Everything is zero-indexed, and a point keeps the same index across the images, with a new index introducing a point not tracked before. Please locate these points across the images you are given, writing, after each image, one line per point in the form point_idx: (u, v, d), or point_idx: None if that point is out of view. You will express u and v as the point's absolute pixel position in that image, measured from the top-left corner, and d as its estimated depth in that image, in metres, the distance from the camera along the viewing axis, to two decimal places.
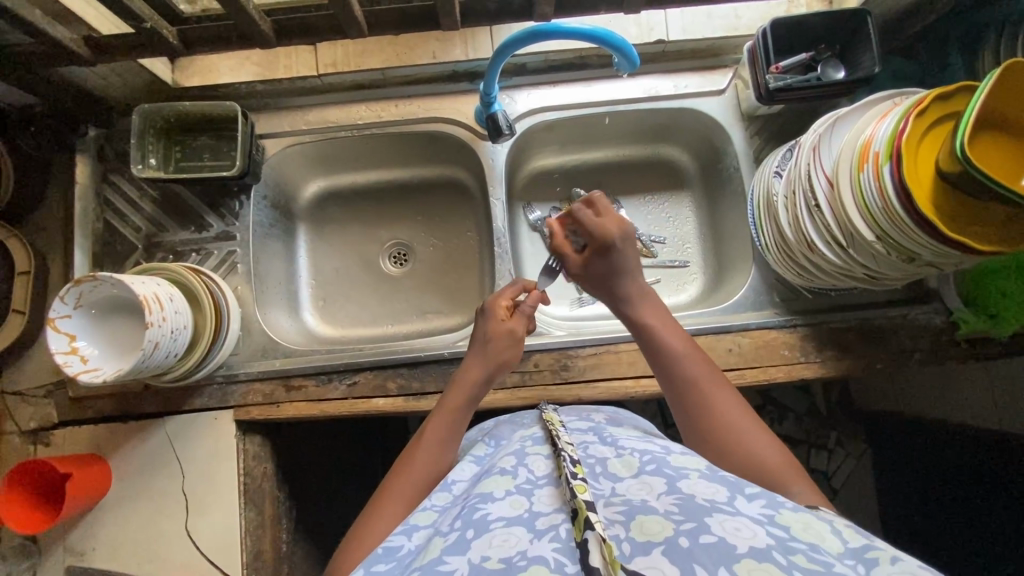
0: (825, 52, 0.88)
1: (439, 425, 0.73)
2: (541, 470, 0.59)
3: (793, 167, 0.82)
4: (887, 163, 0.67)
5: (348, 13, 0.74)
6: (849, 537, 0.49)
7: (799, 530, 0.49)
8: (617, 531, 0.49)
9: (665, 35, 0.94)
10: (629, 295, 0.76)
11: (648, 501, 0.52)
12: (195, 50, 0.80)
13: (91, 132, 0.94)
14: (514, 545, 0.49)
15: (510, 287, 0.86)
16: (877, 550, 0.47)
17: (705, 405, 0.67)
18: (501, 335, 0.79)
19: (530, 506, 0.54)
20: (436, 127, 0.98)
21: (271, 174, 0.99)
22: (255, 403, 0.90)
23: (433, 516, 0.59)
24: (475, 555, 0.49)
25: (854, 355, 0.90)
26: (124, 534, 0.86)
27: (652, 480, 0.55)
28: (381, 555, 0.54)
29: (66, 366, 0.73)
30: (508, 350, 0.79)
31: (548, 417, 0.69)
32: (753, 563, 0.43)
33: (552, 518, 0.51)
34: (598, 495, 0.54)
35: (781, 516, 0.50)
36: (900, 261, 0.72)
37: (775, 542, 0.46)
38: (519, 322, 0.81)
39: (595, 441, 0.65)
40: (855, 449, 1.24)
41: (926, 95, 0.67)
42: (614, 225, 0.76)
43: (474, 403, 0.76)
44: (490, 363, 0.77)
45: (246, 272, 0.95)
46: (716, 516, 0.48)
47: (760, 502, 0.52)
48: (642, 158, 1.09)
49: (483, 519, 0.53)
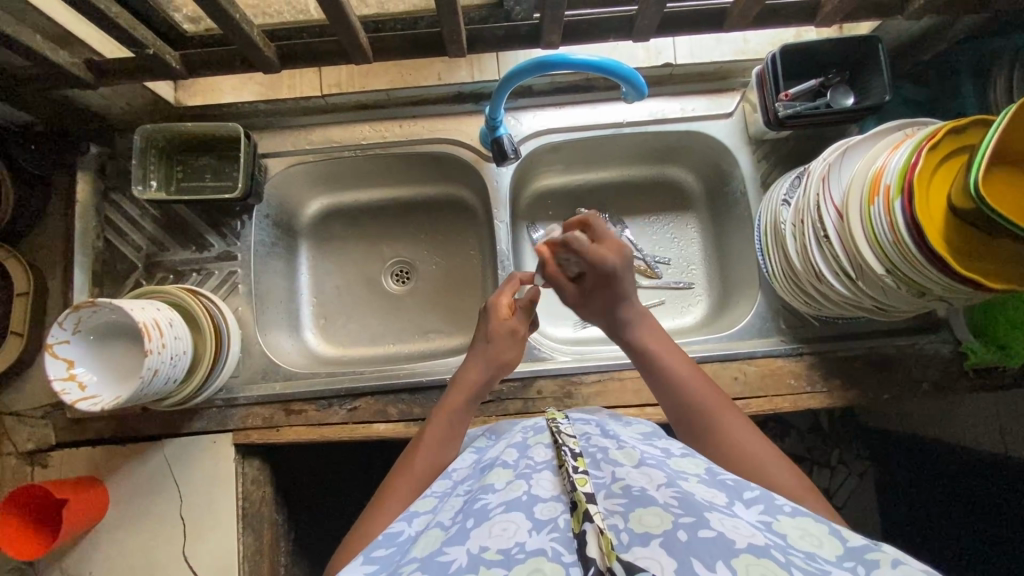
0: (835, 77, 0.87)
1: (441, 422, 0.73)
2: (542, 457, 0.58)
3: (801, 196, 0.81)
4: (898, 198, 0.66)
5: (354, 41, 0.74)
6: (848, 535, 0.48)
7: (798, 538, 0.48)
8: (616, 522, 0.47)
9: (672, 58, 0.94)
10: (629, 320, 0.74)
11: (647, 489, 0.50)
12: (197, 74, 0.80)
13: (92, 149, 0.93)
14: (512, 536, 0.48)
15: (509, 283, 0.83)
16: (878, 551, 0.46)
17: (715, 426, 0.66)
18: (502, 335, 0.77)
19: (529, 489, 0.53)
20: (441, 148, 0.97)
21: (273, 194, 0.98)
22: (254, 427, 0.89)
23: (433, 503, 0.59)
24: (475, 545, 0.48)
25: (861, 386, 0.89)
26: (120, 559, 0.85)
27: (653, 471, 0.53)
28: (381, 541, 0.54)
29: (63, 393, 0.72)
30: (510, 350, 0.78)
31: (552, 411, 0.68)
32: (751, 559, 0.42)
33: (551, 509, 0.50)
34: (599, 485, 0.52)
35: (779, 522, 0.50)
36: (909, 295, 0.72)
37: (773, 543, 0.45)
38: (523, 321, 0.79)
39: (597, 433, 0.64)
40: (857, 467, 1.20)
41: (939, 128, 0.66)
42: (613, 251, 0.73)
43: (477, 401, 0.76)
44: (492, 364, 0.76)
45: (247, 292, 0.94)
46: (714, 513, 0.47)
47: (758, 508, 0.51)
48: (648, 178, 1.08)
49: (483, 509, 0.52)
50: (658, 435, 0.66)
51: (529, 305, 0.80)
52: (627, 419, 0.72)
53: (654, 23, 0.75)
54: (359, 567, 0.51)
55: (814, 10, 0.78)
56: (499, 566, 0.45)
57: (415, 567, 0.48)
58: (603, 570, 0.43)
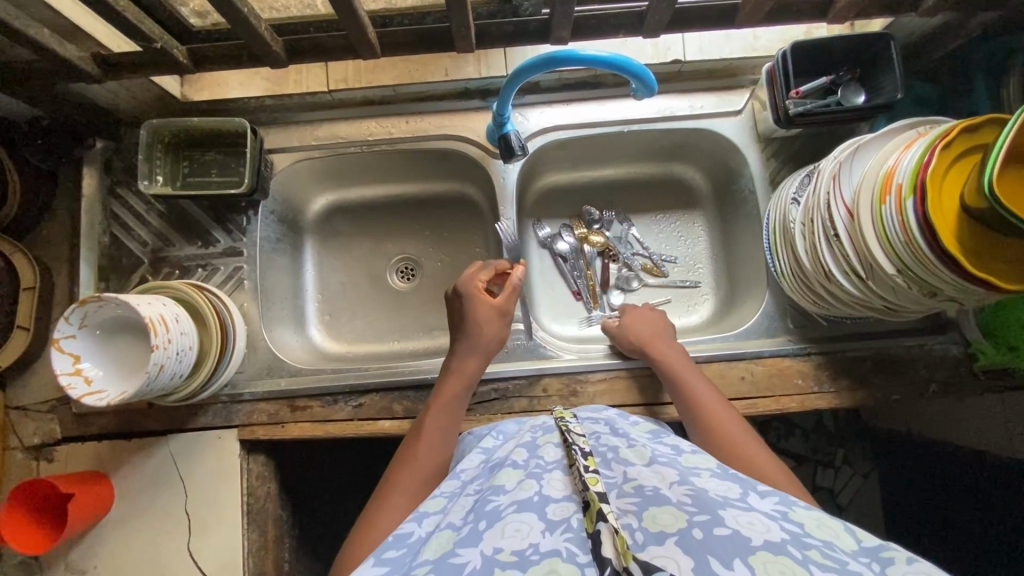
0: (846, 74, 0.86)
1: (439, 416, 0.76)
2: (552, 457, 0.58)
3: (811, 195, 0.81)
4: (910, 198, 0.65)
5: (361, 35, 0.73)
6: (863, 535, 0.47)
7: (814, 528, 0.47)
8: (630, 521, 0.47)
9: (681, 55, 0.93)
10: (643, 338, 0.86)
11: (660, 488, 0.50)
12: (204, 68, 0.79)
13: (99, 144, 0.94)
14: (526, 537, 0.48)
15: (482, 268, 0.85)
16: (893, 549, 0.45)
17: (708, 415, 0.74)
18: (489, 319, 0.82)
19: (540, 489, 0.53)
20: (448, 145, 0.97)
21: (279, 190, 0.98)
22: (259, 423, 0.89)
23: (443, 503, 0.59)
24: (488, 546, 0.47)
25: (869, 386, 0.88)
26: (124, 555, 0.85)
27: (664, 470, 0.53)
28: (392, 542, 0.54)
29: (70, 388, 0.72)
30: (494, 334, 0.82)
31: (560, 411, 0.68)
32: (768, 556, 0.42)
33: (563, 509, 0.50)
34: (610, 485, 0.52)
35: (794, 513, 0.49)
36: (920, 295, 0.71)
37: (789, 537, 0.45)
38: (508, 296, 0.83)
39: (606, 432, 0.63)
40: (862, 467, 1.19)
41: (953, 126, 0.65)
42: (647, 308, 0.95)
43: (469, 392, 0.80)
44: (482, 350, 0.81)
45: (253, 288, 0.94)
46: (729, 510, 0.47)
47: (773, 499, 0.51)
48: (655, 177, 1.08)
49: (495, 510, 0.52)
50: (667, 433, 0.66)
51: (516, 280, 0.83)
52: (634, 416, 0.72)
53: (665, 19, 0.74)
54: (370, 569, 0.51)
55: (826, 7, 0.78)
56: (513, 567, 0.45)
57: (427, 569, 0.48)
58: (620, 570, 0.43)
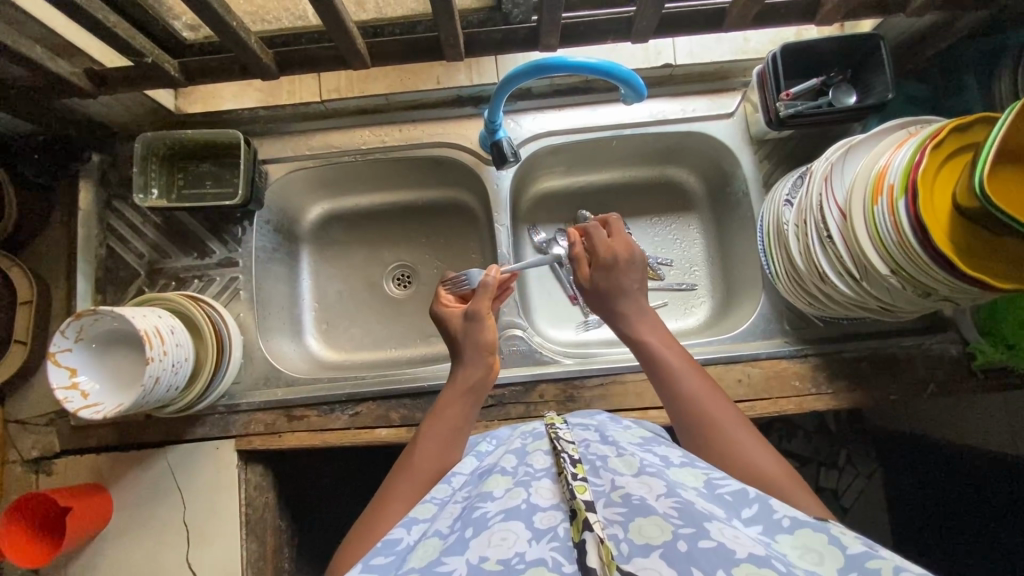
0: (837, 76, 0.86)
1: (434, 424, 0.70)
2: (541, 465, 0.57)
3: (803, 197, 0.80)
4: (902, 197, 0.65)
5: (350, 45, 0.74)
6: (848, 542, 0.47)
7: (799, 554, 0.47)
8: (615, 531, 0.48)
9: (673, 58, 0.93)
10: (631, 315, 0.74)
11: (647, 498, 0.49)
12: (196, 81, 0.80)
13: (94, 157, 0.94)
14: (512, 545, 0.48)
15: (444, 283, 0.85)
16: (879, 558, 0.45)
17: (697, 405, 0.66)
18: (469, 323, 0.76)
19: (528, 497, 0.52)
20: (440, 152, 0.97)
21: (273, 200, 0.98)
22: (256, 433, 0.89)
23: (433, 510, 0.58)
24: (474, 555, 0.48)
25: (866, 387, 0.88)
26: (123, 567, 0.85)
27: (652, 480, 0.52)
28: (380, 549, 0.53)
29: (67, 401, 0.73)
30: (486, 331, 0.75)
31: (549, 414, 0.67)
32: (752, 568, 0.42)
33: (550, 517, 0.50)
34: (598, 493, 0.52)
35: (778, 543, 0.48)
36: (914, 295, 0.71)
37: (773, 552, 0.45)
38: (478, 297, 0.77)
39: (596, 440, 0.63)
40: (865, 467, 1.17)
41: (942, 127, 0.65)
42: (623, 245, 0.77)
43: (476, 395, 0.74)
44: (475, 350, 0.74)
45: (249, 299, 0.94)
46: (715, 522, 0.47)
47: (757, 528, 0.50)
48: (649, 179, 1.08)
49: (482, 517, 0.51)
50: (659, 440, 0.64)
51: (486, 280, 0.77)
52: (626, 421, 0.70)
53: (652, 24, 0.74)
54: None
55: (815, 10, 0.78)
56: None
57: None
58: None
